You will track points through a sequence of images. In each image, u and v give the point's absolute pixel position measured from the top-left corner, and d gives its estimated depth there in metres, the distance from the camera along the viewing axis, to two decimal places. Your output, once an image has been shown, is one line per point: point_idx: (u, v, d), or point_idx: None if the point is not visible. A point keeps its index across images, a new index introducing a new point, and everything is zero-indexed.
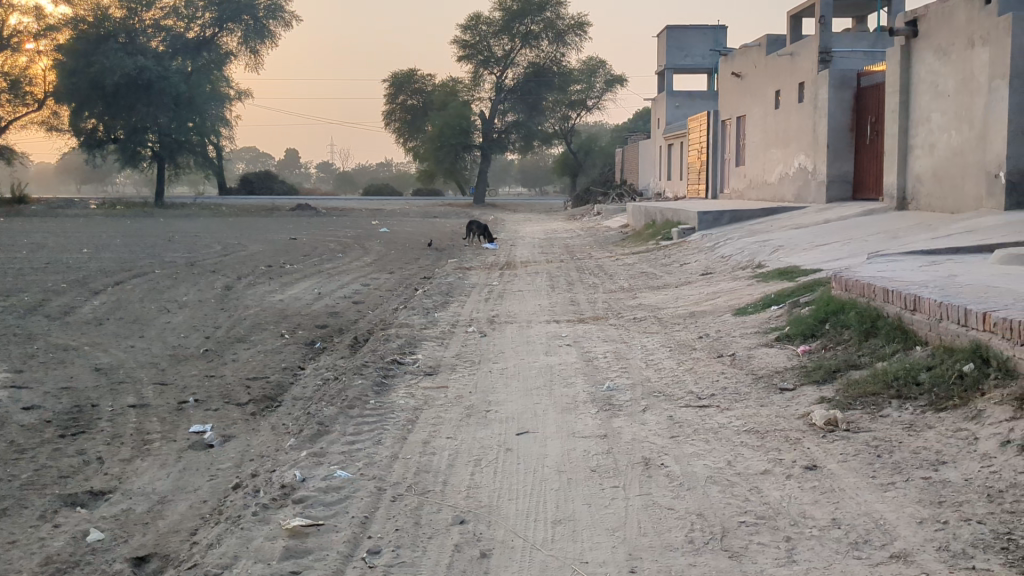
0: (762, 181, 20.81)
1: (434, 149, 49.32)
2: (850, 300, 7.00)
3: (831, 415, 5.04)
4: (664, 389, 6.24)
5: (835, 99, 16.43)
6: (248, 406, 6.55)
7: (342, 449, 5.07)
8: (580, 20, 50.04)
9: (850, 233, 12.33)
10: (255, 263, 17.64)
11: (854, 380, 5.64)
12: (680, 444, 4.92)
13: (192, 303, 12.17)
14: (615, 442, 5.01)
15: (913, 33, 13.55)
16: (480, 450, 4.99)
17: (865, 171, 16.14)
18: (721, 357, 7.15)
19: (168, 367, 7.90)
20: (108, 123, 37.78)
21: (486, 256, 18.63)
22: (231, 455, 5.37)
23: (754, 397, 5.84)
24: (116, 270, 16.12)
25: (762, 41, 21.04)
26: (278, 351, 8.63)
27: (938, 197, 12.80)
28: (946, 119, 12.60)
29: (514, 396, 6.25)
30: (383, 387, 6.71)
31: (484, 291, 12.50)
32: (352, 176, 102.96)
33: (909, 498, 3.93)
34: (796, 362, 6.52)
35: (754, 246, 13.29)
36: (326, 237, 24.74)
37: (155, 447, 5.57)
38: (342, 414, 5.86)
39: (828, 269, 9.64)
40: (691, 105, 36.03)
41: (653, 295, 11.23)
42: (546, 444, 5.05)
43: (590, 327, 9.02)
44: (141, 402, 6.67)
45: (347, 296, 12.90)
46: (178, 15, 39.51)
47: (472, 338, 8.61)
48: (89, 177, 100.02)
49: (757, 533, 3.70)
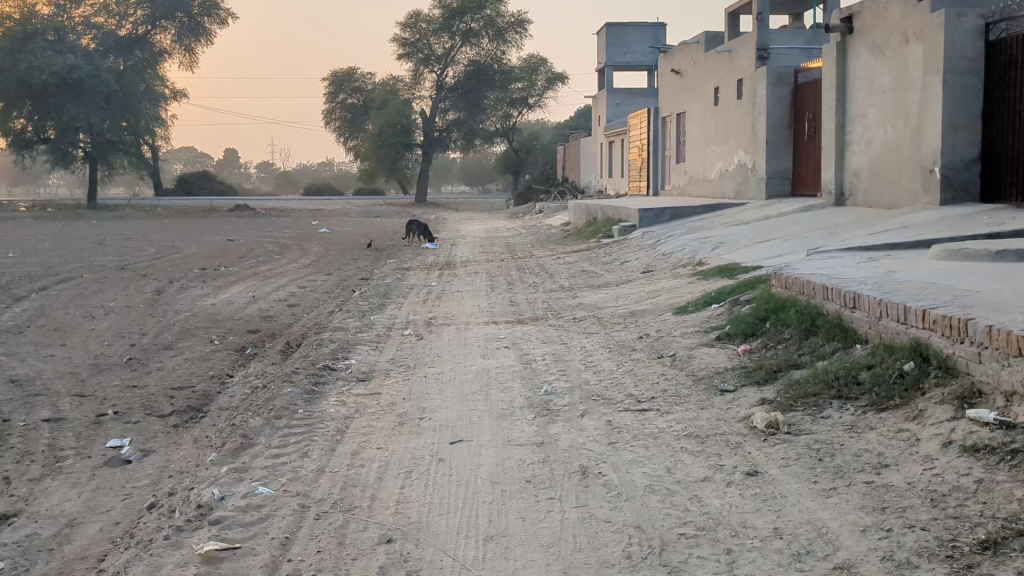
0: (702, 177, 20.86)
1: (375, 148, 48.86)
2: (790, 297, 6.93)
3: (772, 417, 4.93)
4: (603, 392, 6.09)
5: (773, 95, 16.48)
6: (170, 418, 6.25)
7: (265, 463, 4.82)
8: (520, 17, 49.91)
9: (789, 230, 12.34)
10: (188, 266, 17.14)
11: (794, 380, 5.53)
12: (618, 451, 4.76)
13: (119, 309, 11.74)
14: (552, 450, 4.84)
15: (849, 30, 13.61)
16: (412, 461, 4.77)
17: (803, 167, 16.21)
18: (662, 358, 7.02)
19: (88, 377, 7.55)
20: (37, 122, 36.53)
21: (426, 256, 18.37)
22: (148, 472, 5.08)
23: (694, 399, 5.72)
24: (41, 275, 15.56)
25: (701, 39, 21.09)
26: (206, 358, 8.31)
27: (875, 193, 12.87)
28: (881, 115, 12.68)
29: (450, 402, 6.05)
30: (313, 394, 6.46)
31: (422, 292, 12.26)
32: (292, 176, 101.68)
33: (852, 504, 3.81)
34: (736, 362, 6.42)
35: (694, 243, 13.25)
36: (262, 239, 24.27)
37: (67, 465, 5.26)
38: (268, 425, 5.60)
39: (767, 266, 9.59)
40: (631, 103, 36.10)
41: (593, 294, 11.11)
42: (480, 454, 4.85)
43: (529, 329, 8.85)
44: (56, 416, 6.32)
45: (282, 299, 12.56)
46: (110, 12, 38.88)
47: (408, 342, 8.37)
48: (20, 179, 97.39)
49: (696, 545, 3.55)
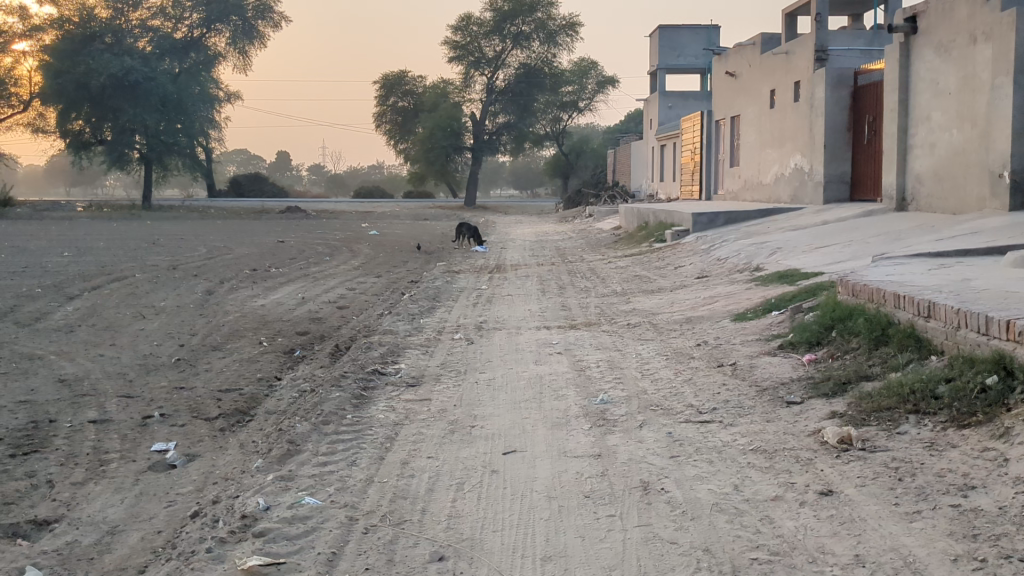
0: (757, 181, 20.45)
1: (425, 151, 48.89)
2: (858, 305, 6.61)
3: (844, 432, 4.64)
4: (662, 402, 5.84)
5: (832, 98, 16.07)
6: (217, 422, 6.12)
7: (312, 471, 4.64)
8: (572, 20, 49.61)
9: (850, 235, 11.96)
10: (239, 266, 17.20)
11: (866, 393, 5.23)
12: (681, 466, 4.51)
13: (170, 309, 11.71)
14: (610, 463, 4.60)
15: (913, 29, 13.18)
16: (463, 472, 4.57)
17: (863, 171, 15.76)
18: (722, 367, 6.75)
19: (137, 379, 7.45)
20: (94, 123, 37.05)
21: (477, 258, 18.24)
22: (193, 477, 4.95)
23: (759, 411, 5.44)
24: (95, 274, 15.65)
25: (757, 40, 20.67)
26: (255, 360, 8.19)
27: (939, 198, 12.43)
28: (947, 117, 12.24)
29: (502, 410, 5.83)
30: (362, 400, 6.28)
31: (473, 295, 12.06)
32: (343, 180, 102.57)
33: (938, 530, 3.52)
34: (801, 372, 6.12)
35: (751, 248, 12.90)
36: (313, 240, 24.30)
37: (111, 469, 5.14)
38: (314, 431, 5.43)
39: (830, 272, 9.26)
40: (684, 106, 35.63)
41: (647, 299, 10.84)
42: (534, 465, 4.64)
43: (583, 334, 8.62)
44: (102, 417, 6.22)
45: (332, 301, 12.45)
46: (166, 15, 39.16)
47: (459, 346, 8.20)
48: (77, 180, 99.14)
49: (771, 573, 3.29)
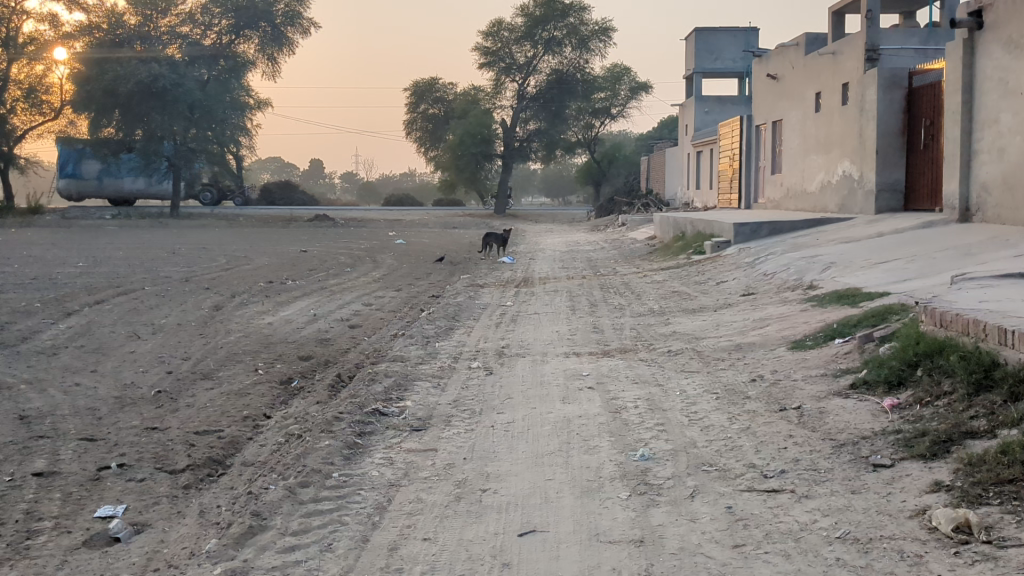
0: (801, 188, 19.29)
1: (455, 158, 48.28)
2: (949, 338, 5.44)
3: (961, 516, 3.57)
4: (715, 460, 4.78)
5: (884, 100, 14.86)
6: (181, 476, 5.15)
7: (272, 563, 3.67)
8: (605, 25, 48.27)
9: (912, 248, 10.84)
10: (257, 278, 16.39)
11: (977, 456, 4.11)
12: (750, 563, 3.46)
13: (168, 327, 10.81)
14: (656, 555, 3.57)
15: (978, 24, 11.92)
16: (467, 565, 3.56)
17: (919, 176, 14.52)
18: (784, 412, 5.65)
19: (107, 416, 6.51)
20: (124, 129, 36.63)
21: (502, 270, 17.23)
22: (131, 560, 3.95)
23: (839, 478, 4.36)
24: (103, 287, 14.81)
25: (801, 41, 19.45)
26: (246, 392, 7.22)
27: (1009, 207, 11.24)
28: (1018, 119, 11.06)
29: (520, 467, 4.80)
30: (355, 450, 5.28)
31: (496, 314, 11.03)
32: (372, 186, 102.08)
33: None
34: (885, 424, 5.03)
35: (802, 262, 11.76)
36: (338, 250, 23.44)
37: (38, 545, 4.18)
38: (287, 499, 4.40)
39: (900, 294, 8.10)
40: (721, 111, 34.48)
41: (688, 320, 9.76)
42: (557, 555, 3.61)
43: (616, 364, 7.55)
44: (51, 469, 5.27)
45: (344, 318, 11.51)
46: (195, 22, 38.05)
47: (475, 378, 7.19)
48: None
49: None
